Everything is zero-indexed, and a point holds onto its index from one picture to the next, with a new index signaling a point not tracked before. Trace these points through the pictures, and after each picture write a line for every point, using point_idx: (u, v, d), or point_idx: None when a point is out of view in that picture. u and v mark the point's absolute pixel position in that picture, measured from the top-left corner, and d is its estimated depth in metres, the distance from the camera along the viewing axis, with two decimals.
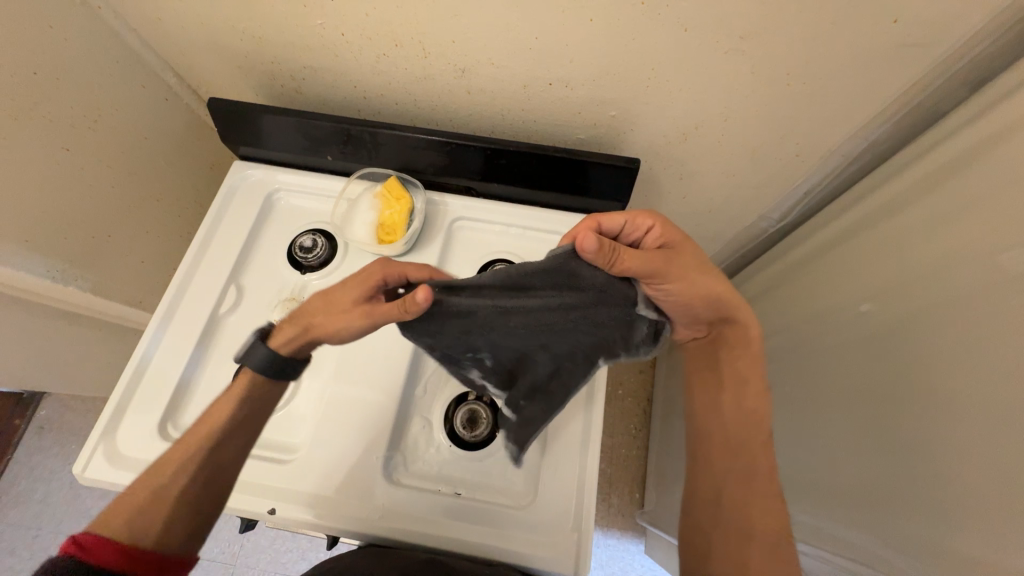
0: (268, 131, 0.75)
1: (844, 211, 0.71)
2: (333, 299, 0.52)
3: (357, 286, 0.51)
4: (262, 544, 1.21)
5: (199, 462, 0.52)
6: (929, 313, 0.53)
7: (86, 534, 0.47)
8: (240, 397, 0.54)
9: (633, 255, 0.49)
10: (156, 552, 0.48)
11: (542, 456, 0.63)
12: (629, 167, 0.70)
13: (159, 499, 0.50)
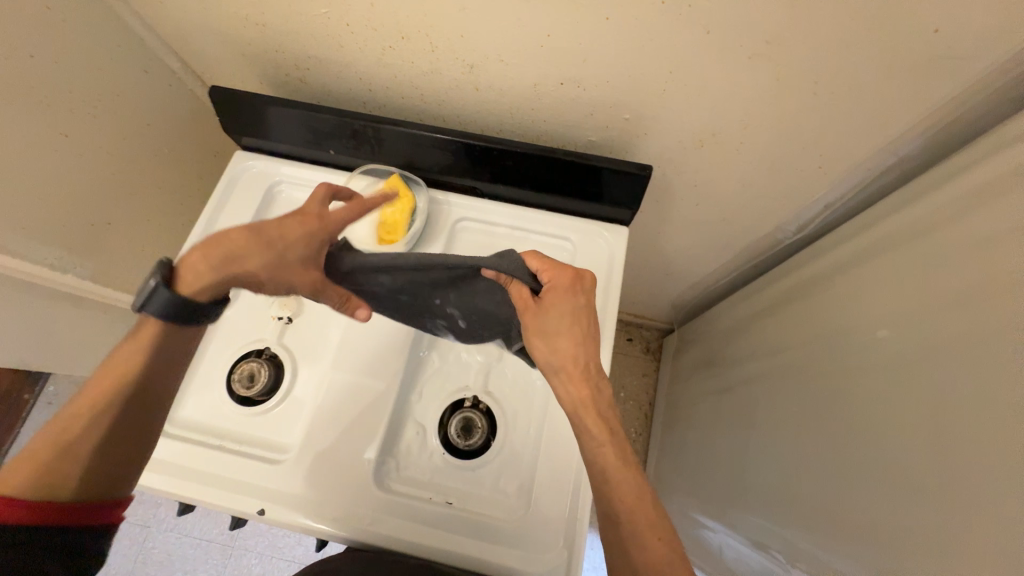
0: (270, 122, 0.73)
1: (866, 229, 0.67)
2: (272, 247, 0.51)
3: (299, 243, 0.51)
4: (261, 527, 1.23)
5: (112, 409, 0.50)
6: (950, 345, 0.50)
7: None
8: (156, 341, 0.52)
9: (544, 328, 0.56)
10: (78, 504, 0.48)
11: (536, 469, 0.61)
12: (641, 174, 0.67)
13: (66, 451, 0.48)
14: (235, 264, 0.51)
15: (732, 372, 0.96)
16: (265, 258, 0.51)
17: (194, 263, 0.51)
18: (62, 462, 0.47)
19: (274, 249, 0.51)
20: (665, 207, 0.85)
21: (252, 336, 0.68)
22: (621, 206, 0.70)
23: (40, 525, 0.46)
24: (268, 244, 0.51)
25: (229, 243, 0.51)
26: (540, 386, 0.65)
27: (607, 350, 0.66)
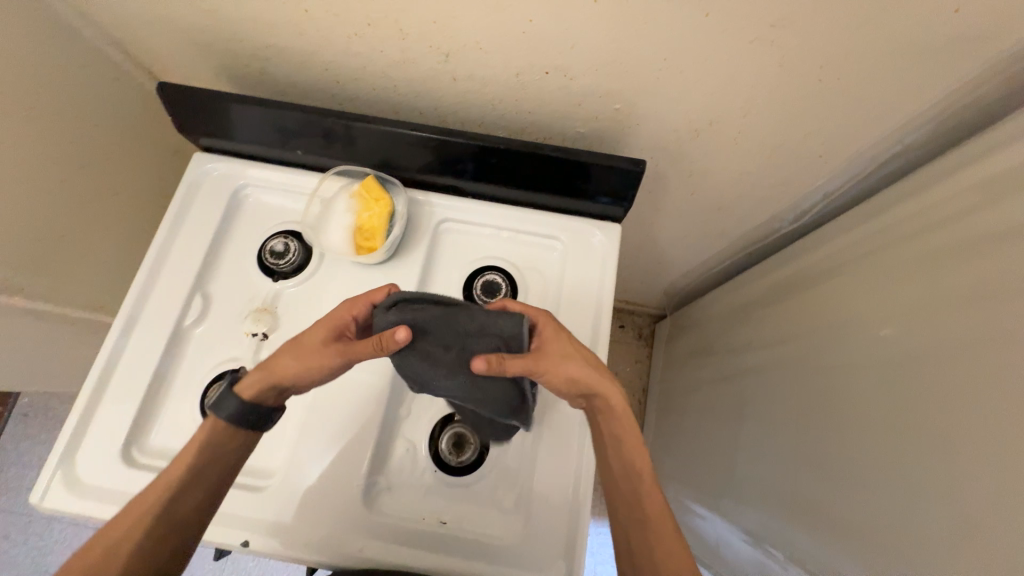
0: (231, 121, 0.67)
1: (867, 219, 0.65)
2: (303, 345, 0.51)
3: (322, 327, 0.52)
4: None
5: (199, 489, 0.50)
6: (958, 347, 0.48)
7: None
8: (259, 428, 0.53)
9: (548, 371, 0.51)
10: None
11: (533, 484, 0.59)
12: (632, 171, 0.63)
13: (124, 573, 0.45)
14: (276, 370, 0.51)
15: (728, 362, 0.94)
16: (300, 355, 0.51)
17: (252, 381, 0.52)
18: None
19: (304, 347, 0.52)
20: (658, 197, 0.82)
21: (228, 353, 0.64)
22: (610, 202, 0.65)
23: None
24: (298, 344, 0.52)
25: (273, 357, 0.52)
26: (534, 397, 0.63)
27: (601, 355, 0.63)
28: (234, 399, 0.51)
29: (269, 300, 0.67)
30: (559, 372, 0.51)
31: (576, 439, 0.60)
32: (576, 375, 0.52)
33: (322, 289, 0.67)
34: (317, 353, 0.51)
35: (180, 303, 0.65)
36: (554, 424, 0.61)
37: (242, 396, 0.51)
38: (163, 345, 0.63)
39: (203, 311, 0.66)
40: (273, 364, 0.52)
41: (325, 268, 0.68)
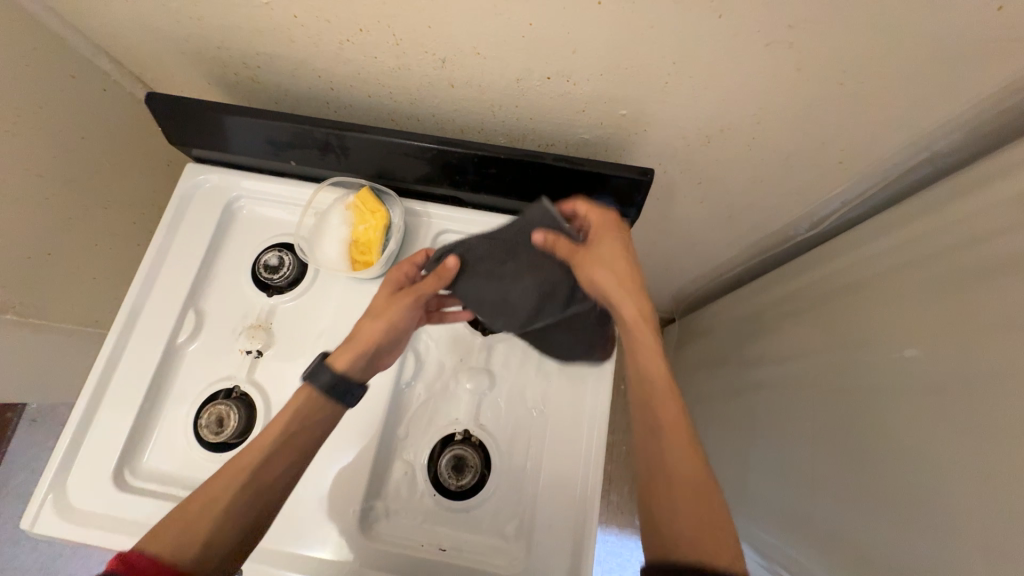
0: (222, 131, 0.64)
1: (890, 229, 0.61)
2: (374, 306, 0.57)
3: (386, 287, 0.58)
4: None
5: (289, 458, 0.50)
6: (993, 373, 0.45)
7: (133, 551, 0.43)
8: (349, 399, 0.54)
9: (593, 262, 0.53)
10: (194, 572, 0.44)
11: (535, 509, 0.57)
12: (639, 181, 0.59)
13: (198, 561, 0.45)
14: (357, 335, 0.55)
15: (740, 373, 0.91)
16: (376, 315, 0.56)
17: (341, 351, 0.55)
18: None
19: (377, 309, 0.57)
20: (666, 204, 0.78)
21: (220, 373, 0.63)
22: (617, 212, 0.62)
23: None
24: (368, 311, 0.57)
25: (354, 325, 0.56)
26: (536, 417, 0.61)
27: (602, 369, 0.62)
28: (326, 368, 0.53)
29: (263, 316, 0.65)
30: (596, 267, 0.53)
31: (581, 462, 0.58)
32: (608, 280, 0.53)
33: (317, 305, 0.65)
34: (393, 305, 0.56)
35: (172, 321, 0.63)
36: (558, 446, 0.59)
37: (334, 365, 0.53)
38: (155, 364, 0.62)
39: (195, 328, 0.64)
40: (352, 336, 0.56)
41: (321, 283, 0.66)
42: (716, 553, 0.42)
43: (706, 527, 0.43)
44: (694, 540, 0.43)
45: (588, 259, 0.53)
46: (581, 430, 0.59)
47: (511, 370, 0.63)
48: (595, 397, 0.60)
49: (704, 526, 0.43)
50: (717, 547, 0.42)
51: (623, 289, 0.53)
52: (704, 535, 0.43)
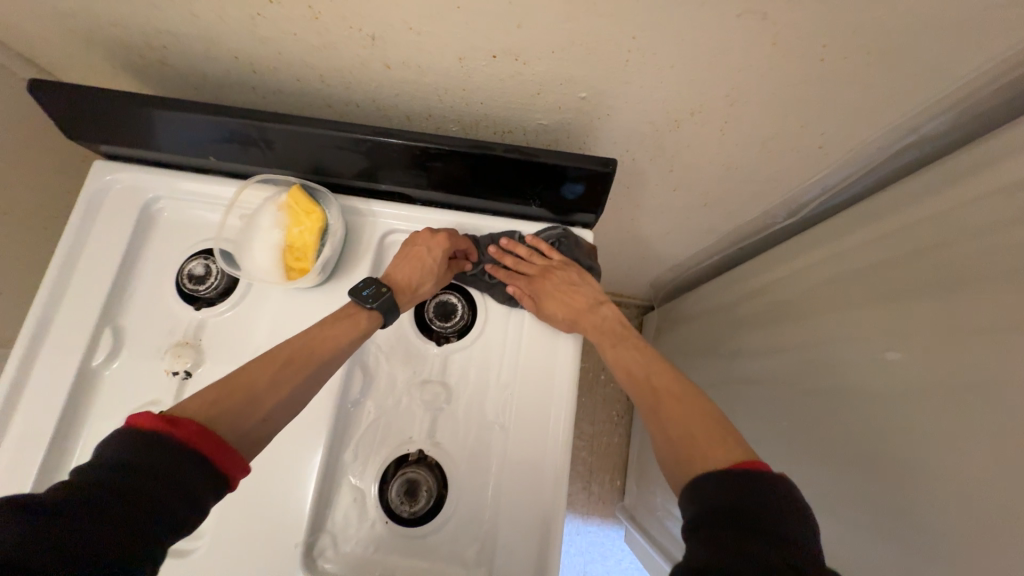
0: (123, 124, 0.55)
1: (871, 220, 0.57)
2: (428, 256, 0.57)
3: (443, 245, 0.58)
4: None
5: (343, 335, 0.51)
6: (980, 381, 0.41)
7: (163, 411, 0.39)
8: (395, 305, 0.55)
9: (548, 296, 0.58)
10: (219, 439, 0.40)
11: (497, 534, 0.53)
12: (565, 230, 0.61)
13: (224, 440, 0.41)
14: (415, 286, 0.57)
15: (719, 367, 0.88)
16: (433, 273, 0.57)
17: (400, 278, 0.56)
18: (202, 441, 0.39)
19: (432, 265, 0.57)
20: (638, 193, 0.73)
21: (143, 397, 0.56)
22: (561, 233, 0.60)
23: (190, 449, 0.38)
24: (422, 262, 0.57)
25: (404, 263, 0.57)
26: (496, 432, 0.56)
27: (566, 379, 0.57)
28: (397, 311, 0.55)
29: (191, 332, 0.58)
30: (554, 299, 0.58)
31: (544, 482, 0.54)
32: (568, 303, 0.58)
33: (251, 318, 0.59)
34: (445, 271, 0.58)
35: (84, 341, 0.56)
36: (520, 466, 0.54)
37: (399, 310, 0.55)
38: (65, 390, 0.55)
39: (113, 348, 0.57)
40: (406, 282, 0.56)
41: (255, 292, 0.59)
42: (692, 457, 0.44)
43: (687, 436, 0.46)
44: (677, 453, 0.46)
45: (545, 286, 0.59)
46: (544, 447, 0.55)
47: (468, 383, 0.58)
48: (559, 411, 0.56)
49: (684, 447, 0.45)
50: (692, 452, 0.44)
51: (580, 308, 0.58)
52: (685, 447, 0.45)
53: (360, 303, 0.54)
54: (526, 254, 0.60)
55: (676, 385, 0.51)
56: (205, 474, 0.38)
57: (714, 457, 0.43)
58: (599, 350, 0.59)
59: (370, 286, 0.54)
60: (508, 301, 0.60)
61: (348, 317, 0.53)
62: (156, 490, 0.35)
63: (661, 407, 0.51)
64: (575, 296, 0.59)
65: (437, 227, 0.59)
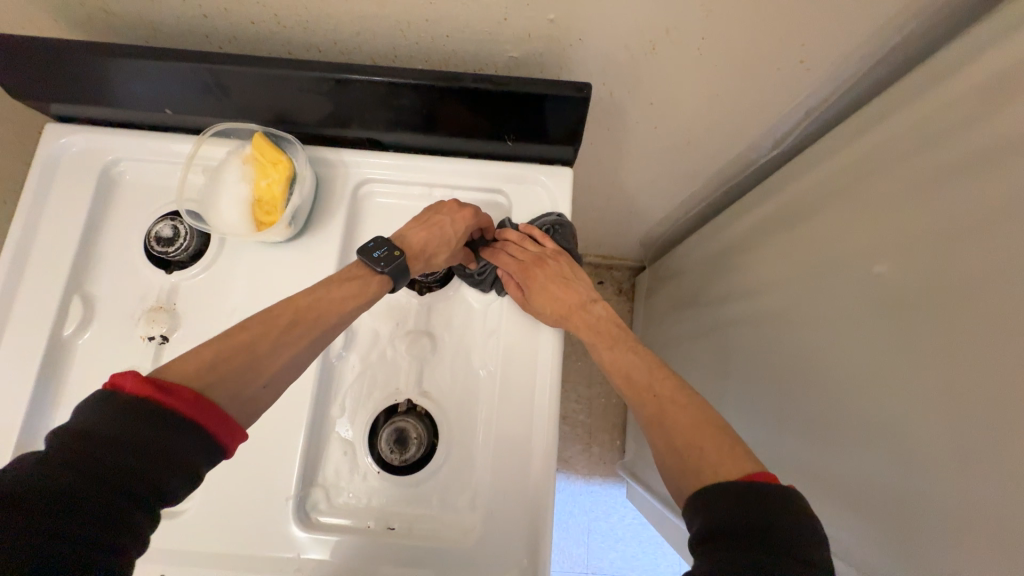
0: (68, 77, 0.52)
1: (855, 138, 0.55)
2: (447, 227, 0.54)
3: (464, 221, 0.55)
4: None
5: (352, 296, 0.49)
6: (971, 278, 0.40)
7: (154, 378, 0.37)
8: (403, 269, 0.52)
9: (539, 288, 0.55)
10: (212, 406, 0.38)
11: (492, 477, 0.52)
12: (560, 216, 0.58)
13: (220, 406, 0.39)
14: (429, 254, 0.54)
15: (711, 313, 0.87)
16: (449, 244, 0.54)
17: (414, 246, 0.53)
18: (194, 409, 0.37)
19: (451, 237, 0.54)
20: (619, 135, 0.71)
21: (120, 365, 0.55)
22: (556, 220, 0.58)
23: (181, 418, 0.36)
24: (441, 229, 0.54)
25: (421, 230, 0.54)
26: (485, 377, 0.55)
27: (555, 376, 0.54)
28: (407, 277, 0.53)
29: (164, 295, 0.56)
30: (545, 292, 0.55)
31: (534, 425, 0.53)
32: (559, 296, 0.55)
33: (225, 279, 0.57)
34: (462, 246, 0.56)
35: (54, 310, 0.54)
36: (509, 411, 0.54)
37: (409, 276, 0.53)
38: (39, 359, 0.53)
39: (85, 315, 0.55)
40: (420, 249, 0.53)
41: (227, 252, 0.57)
42: (698, 469, 0.42)
43: (695, 445, 0.44)
44: (684, 466, 0.44)
45: (536, 279, 0.56)
46: (534, 391, 0.54)
47: (454, 332, 0.57)
48: (547, 357, 0.55)
49: (691, 461, 0.43)
50: (700, 465, 0.42)
51: (574, 304, 0.56)
52: (693, 459, 0.43)
53: (370, 264, 0.51)
54: (516, 240, 0.57)
55: (677, 394, 0.49)
56: (197, 443, 0.37)
57: (723, 471, 0.41)
58: (593, 352, 0.57)
59: (382, 248, 0.52)
60: (495, 287, 0.57)
61: (354, 279, 0.50)
62: (143, 461, 0.34)
63: (663, 417, 0.48)
64: (567, 291, 0.56)
65: (462, 202, 0.57)
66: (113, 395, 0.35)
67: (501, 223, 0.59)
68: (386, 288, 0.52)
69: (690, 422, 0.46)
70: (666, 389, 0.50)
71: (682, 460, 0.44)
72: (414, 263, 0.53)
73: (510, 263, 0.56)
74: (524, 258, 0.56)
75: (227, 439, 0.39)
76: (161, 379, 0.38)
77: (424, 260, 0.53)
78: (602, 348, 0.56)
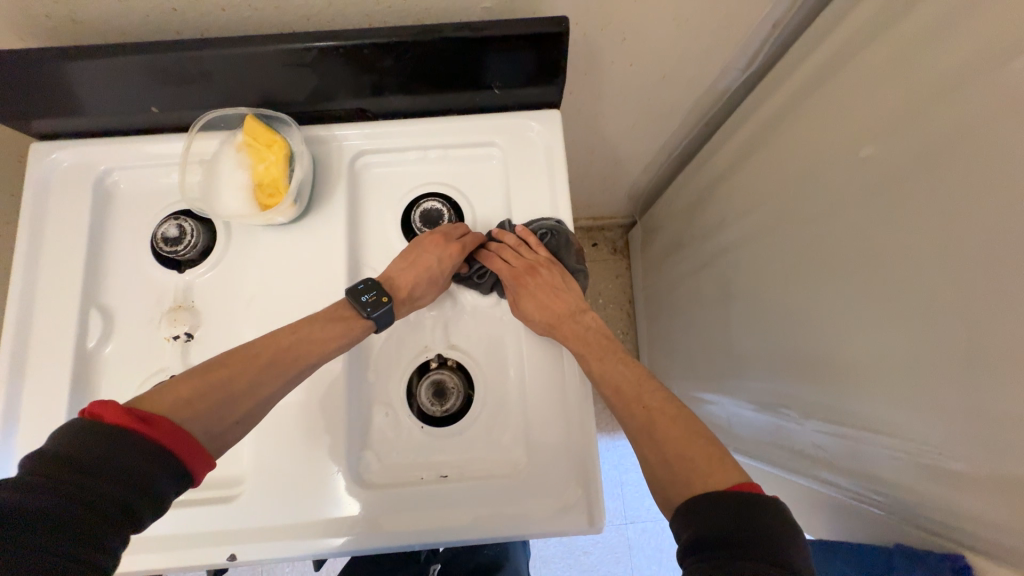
0: (47, 90, 0.52)
1: (824, 39, 0.58)
2: (435, 266, 0.54)
3: (453, 256, 0.55)
4: None
5: (338, 336, 0.49)
6: (949, 141, 0.43)
7: (132, 409, 0.38)
8: (389, 316, 0.52)
9: (529, 297, 0.55)
10: (185, 436, 0.40)
11: (531, 412, 0.54)
12: (557, 222, 0.58)
13: (195, 439, 0.41)
14: (416, 295, 0.54)
15: (706, 246, 0.90)
16: (434, 285, 0.54)
17: (404, 286, 0.53)
18: (174, 440, 0.39)
19: (437, 278, 0.54)
20: (596, 80, 0.72)
21: (150, 368, 0.55)
22: (552, 226, 0.58)
23: (155, 447, 0.38)
24: (428, 270, 0.53)
25: (410, 269, 0.53)
26: (509, 322, 0.57)
27: (544, 386, 0.54)
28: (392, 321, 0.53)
29: (181, 294, 0.57)
30: (535, 299, 0.55)
31: (564, 357, 0.55)
32: (549, 304, 0.55)
33: (239, 269, 0.57)
34: (449, 281, 0.56)
35: (74, 324, 0.55)
36: (537, 352, 0.55)
37: (393, 319, 0.53)
38: (69, 375, 0.54)
39: (105, 327, 0.55)
40: (407, 291, 0.53)
41: (236, 243, 0.58)
42: (689, 480, 0.42)
43: (685, 459, 0.44)
44: (673, 475, 0.43)
45: (527, 287, 0.55)
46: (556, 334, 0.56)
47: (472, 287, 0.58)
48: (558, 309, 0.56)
49: (682, 470, 0.43)
50: (691, 475, 0.42)
51: (563, 313, 0.55)
52: (683, 469, 0.43)
53: (358, 309, 0.51)
54: (512, 246, 0.57)
55: (666, 405, 0.48)
56: (169, 471, 0.38)
57: (713, 482, 0.41)
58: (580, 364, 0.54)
59: (369, 292, 0.51)
60: (496, 290, 0.58)
61: (341, 320, 0.50)
62: (122, 484, 0.35)
63: (650, 428, 0.47)
64: (557, 300, 0.56)
65: (449, 239, 0.56)
66: (90, 421, 0.37)
67: (501, 224, 0.59)
68: (370, 330, 0.52)
69: (676, 432, 0.46)
70: (652, 401, 0.49)
71: (673, 472, 0.44)
72: (401, 307, 0.53)
73: (502, 273, 0.56)
74: (517, 267, 0.56)
75: (194, 467, 0.40)
76: (140, 409, 0.39)
77: (411, 300, 0.54)
78: (592, 360, 0.53)
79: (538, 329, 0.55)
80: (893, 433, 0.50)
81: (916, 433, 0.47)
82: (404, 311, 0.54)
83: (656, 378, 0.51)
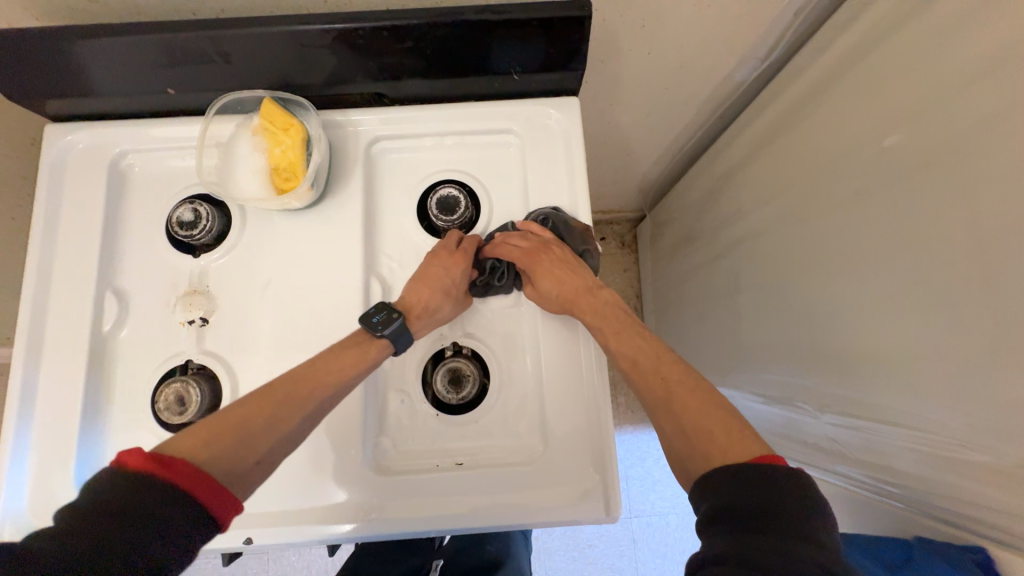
0: (62, 71, 0.51)
1: (846, 26, 0.57)
2: (442, 275, 0.53)
3: (459, 263, 0.54)
4: (252, 566, 1.10)
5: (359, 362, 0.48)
6: (974, 128, 0.42)
7: (153, 454, 0.36)
8: (406, 332, 0.51)
9: (544, 274, 0.54)
10: (207, 477, 0.37)
11: (546, 400, 0.54)
12: (554, 208, 0.57)
13: (217, 479, 0.38)
14: (433, 309, 0.53)
15: (718, 239, 0.89)
16: (450, 296, 0.53)
17: (417, 302, 0.52)
18: (196, 484, 0.36)
19: (450, 288, 0.53)
20: (611, 67, 0.71)
21: (165, 352, 0.55)
22: (548, 213, 0.57)
23: (176, 494, 0.35)
24: (438, 282, 0.53)
25: (417, 284, 0.53)
26: (524, 310, 0.57)
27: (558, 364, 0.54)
28: (411, 338, 0.52)
29: (196, 279, 0.56)
30: (550, 277, 0.54)
31: (579, 340, 0.55)
32: (564, 281, 0.54)
33: (254, 254, 0.57)
34: (464, 292, 0.55)
35: (89, 306, 0.54)
36: (552, 339, 0.55)
37: (413, 337, 0.52)
38: (85, 357, 0.54)
39: (120, 310, 0.55)
40: (422, 305, 0.52)
41: (251, 228, 0.57)
42: (708, 451, 0.41)
43: (705, 430, 0.43)
44: (692, 447, 0.43)
45: (541, 265, 0.54)
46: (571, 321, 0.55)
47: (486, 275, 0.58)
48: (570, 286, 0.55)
49: (701, 443, 0.42)
50: (710, 449, 0.41)
51: (578, 290, 0.54)
52: (701, 443, 0.42)
53: (371, 331, 0.50)
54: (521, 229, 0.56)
55: (687, 377, 0.47)
56: (193, 518, 0.35)
57: (733, 453, 0.40)
58: (599, 340, 0.53)
59: (381, 313, 0.51)
60: (517, 284, 0.57)
61: (356, 344, 0.49)
62: (140, 536, 0.33)
63: (670, 401, 0.46)
64: (572, 276, 0.54)
65: (452, 246, 0.55)
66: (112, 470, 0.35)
67: (502, 228, 0.58)
68: (391, 349, 0.51)
69: (694, 403, 0.45)
70: (670, 373, 0.48)
71: (692, 445, 0.43)
72: (418, 322, 0.52)
73: (515, 257, 0.55)
74: (528, 246, 0.55)
75: (220, 510, 0.37)
76: (162, 452, 0.37)
77: (429, 315, 0.53)
78: (609, 334, 0.52)
79: (554, 308, 0.54)
80: (910, 423, 0.50)
81: (936, 424, 0.47)
82: (424, 326, 0.53)
83: (675, 350, 0.50)
